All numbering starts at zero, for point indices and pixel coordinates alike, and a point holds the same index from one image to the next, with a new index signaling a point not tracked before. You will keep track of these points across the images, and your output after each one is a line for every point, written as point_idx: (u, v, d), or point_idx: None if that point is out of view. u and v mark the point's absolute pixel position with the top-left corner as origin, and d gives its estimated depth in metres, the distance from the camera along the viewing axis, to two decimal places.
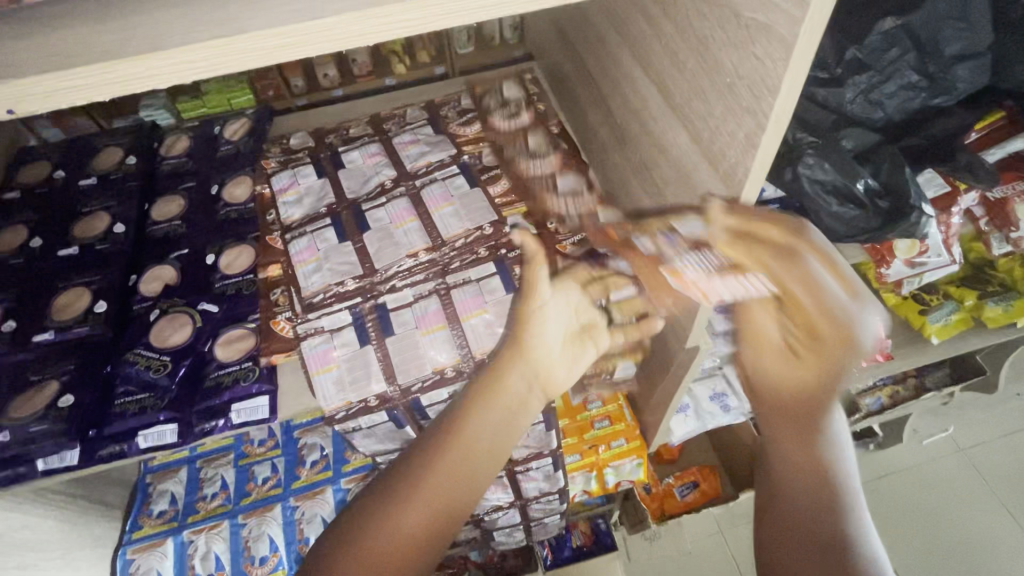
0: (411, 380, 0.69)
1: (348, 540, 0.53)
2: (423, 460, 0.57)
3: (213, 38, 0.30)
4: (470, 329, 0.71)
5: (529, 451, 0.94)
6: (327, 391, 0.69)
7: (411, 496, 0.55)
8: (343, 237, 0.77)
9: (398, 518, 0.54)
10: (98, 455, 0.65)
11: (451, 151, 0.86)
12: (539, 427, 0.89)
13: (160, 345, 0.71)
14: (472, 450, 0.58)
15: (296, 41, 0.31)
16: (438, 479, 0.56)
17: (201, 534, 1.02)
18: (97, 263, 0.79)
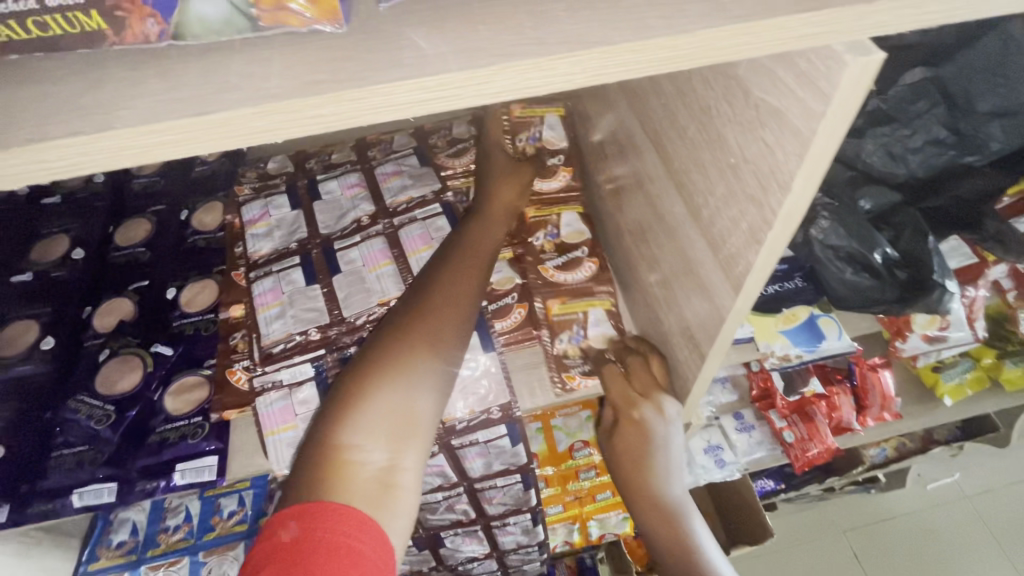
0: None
1: (361, 387, 0.53)
2: (413, 305, 0.59)
3: (73, 134, 0.24)
4: None
5: (507, 508, 0.87)
6: (281, 454, 0.63)
7: (384, 402, 0.53)
8: (310, 280, 0.71)
9: (405, 354, 0.55)
10: (27, 515, 0.60)
11: (435, 186, 0.80)
12: (517, 488, 0.81)
13: (106, 391, 0.66)
14: (458, 290, 0.62)
15: (182, 138, 0.25)
16: (433, 313, 0.59)
17: (159, 571, 0.98)
18: (48, 292, 0.74)
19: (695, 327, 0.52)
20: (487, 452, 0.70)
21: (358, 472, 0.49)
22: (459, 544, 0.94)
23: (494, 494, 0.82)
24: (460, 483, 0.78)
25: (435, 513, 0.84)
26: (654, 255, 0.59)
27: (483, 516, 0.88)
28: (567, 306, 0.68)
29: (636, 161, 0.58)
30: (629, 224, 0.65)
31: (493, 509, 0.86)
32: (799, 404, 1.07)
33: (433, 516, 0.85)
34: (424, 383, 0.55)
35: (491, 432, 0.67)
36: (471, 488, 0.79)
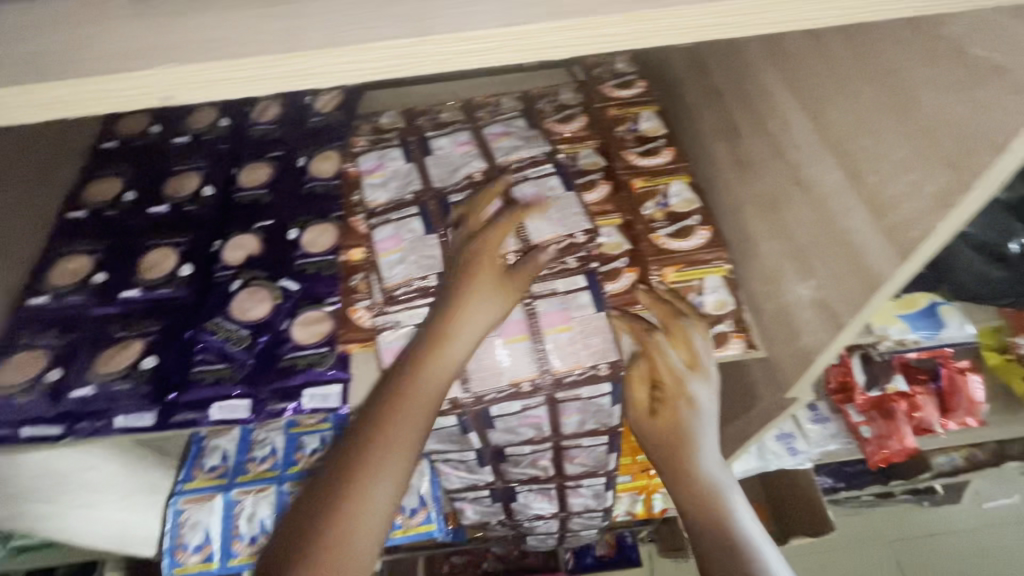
0: (486, 390, 0.67)
1: (377, 414, 0.60)
2: (430, 334, 0.64)
3: (405, 37, 0.32)
4: (552, 344, 0.68)
5: (584, 470, 0.89)
6: None
7: (371, 454, 0.58)
8: (429, 229, 0.73)
9: (417, 388, 0.61)
10: (173, 421, 0.65)
11: (545, 149, 0.81)
12: (601, 450, 0.83)
13: (241, 317, 0.71)
14: (471, 321, 0.65)
15: (484, 45, 0.33)
16: (447, 347, 0.63)
17: (249, 495, 1.04)
18: (183, 224, 0.79)
19: (832, 295, 0.53)
20: (585, 410, 0.71)
21: (343, 507, 0.57)
22: (530, 501, 0.98)
23: (577, 453, 0.84)
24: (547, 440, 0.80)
25: (516, 467, 0.87)
26: (787, 225, 0.59)
27: (560, 475, 0.90)
28: (683, 273, 0.69)
29: (777, 130, 0.58)
30: (750, 194, 0.65)
31: (571, 468, 0.89)
32: (879, 400, 1.05)
33: (516, 471, 0.88)
34: (410, 426, 0.60)
35: (594, 389, 0.68)
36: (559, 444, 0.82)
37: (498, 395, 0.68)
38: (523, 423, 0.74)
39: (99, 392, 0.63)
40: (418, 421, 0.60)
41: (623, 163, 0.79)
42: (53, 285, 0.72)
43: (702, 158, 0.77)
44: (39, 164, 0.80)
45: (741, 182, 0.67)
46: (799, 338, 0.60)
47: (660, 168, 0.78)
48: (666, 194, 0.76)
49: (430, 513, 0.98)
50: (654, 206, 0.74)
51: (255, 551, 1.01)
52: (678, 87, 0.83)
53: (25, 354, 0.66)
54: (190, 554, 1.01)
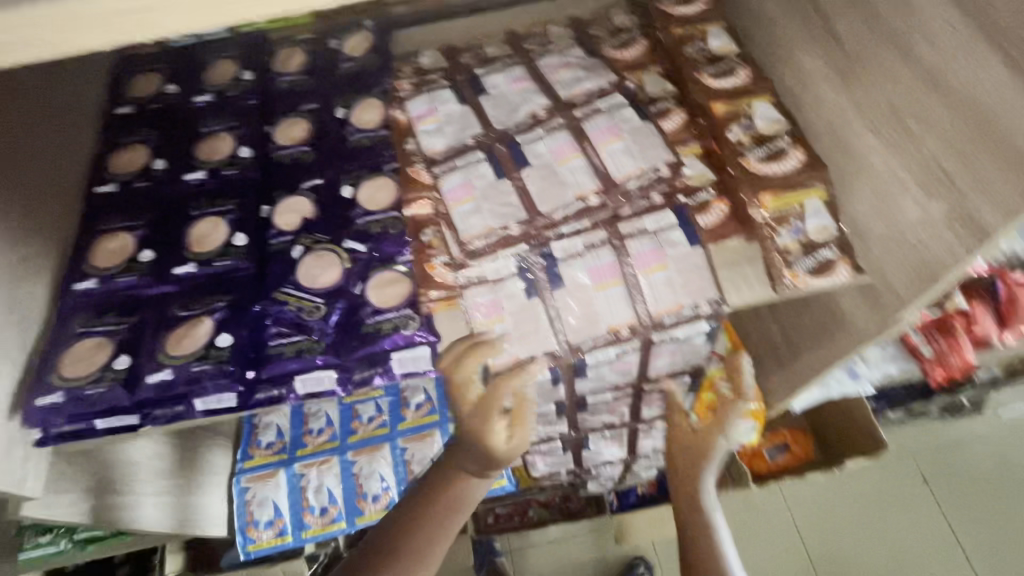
0: (583, 340, 0.64)
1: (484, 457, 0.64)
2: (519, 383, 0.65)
3: None
4: (649, 286, 0.64)
5: (657, 413, 0.89)
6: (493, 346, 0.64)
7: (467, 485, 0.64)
8: (500, 174, 0.69)
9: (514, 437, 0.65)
10: (256, 399, 0.61)
11: (612, 77, 0.75)
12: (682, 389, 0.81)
13: (312, 284, 0.66)
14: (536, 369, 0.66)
15: None
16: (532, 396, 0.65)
17: (312, 468, 1.02)
18: (227, 191, 0.73)
19: (975, 207, 0.50)
20: (677, 349, 0.70)
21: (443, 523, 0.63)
22: (601, 448, 0.97)
23: (657, 397, 0.84)
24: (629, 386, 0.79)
25: (594, 416, 0.86)
26: (918, 134, 0.54)
27: (635, 420, 0.90)
28: (780, 201, 0.64)
29: (911, 32, 0.55)
30: (861, 108, 0.61)
31: (647, 411, 0.88)
32: (938, 319, 1.05)
33: (593, 421, 0.87)
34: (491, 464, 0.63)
35: (691, 328, 0.66)
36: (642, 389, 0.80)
37: (595, 343, 0.64)
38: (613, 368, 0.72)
39: (178, 374, 0.59)
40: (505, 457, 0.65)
41: (700, 85, 0.73)
42: (98, 267, 0.66)
43: (786, 73, 0.71)
44: (55, 135, 0.71)
45: (846, 94, 0.62)
46: (916, 258, 0.57)
47: (739, 89, 0.72)
48: (750, 116, 0.70)
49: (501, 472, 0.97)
50: (740, 128, 0.69)
51: (327, 522, 1.00)
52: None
53: (86, 343, 0.61)
54: (262, 531, 1.00)
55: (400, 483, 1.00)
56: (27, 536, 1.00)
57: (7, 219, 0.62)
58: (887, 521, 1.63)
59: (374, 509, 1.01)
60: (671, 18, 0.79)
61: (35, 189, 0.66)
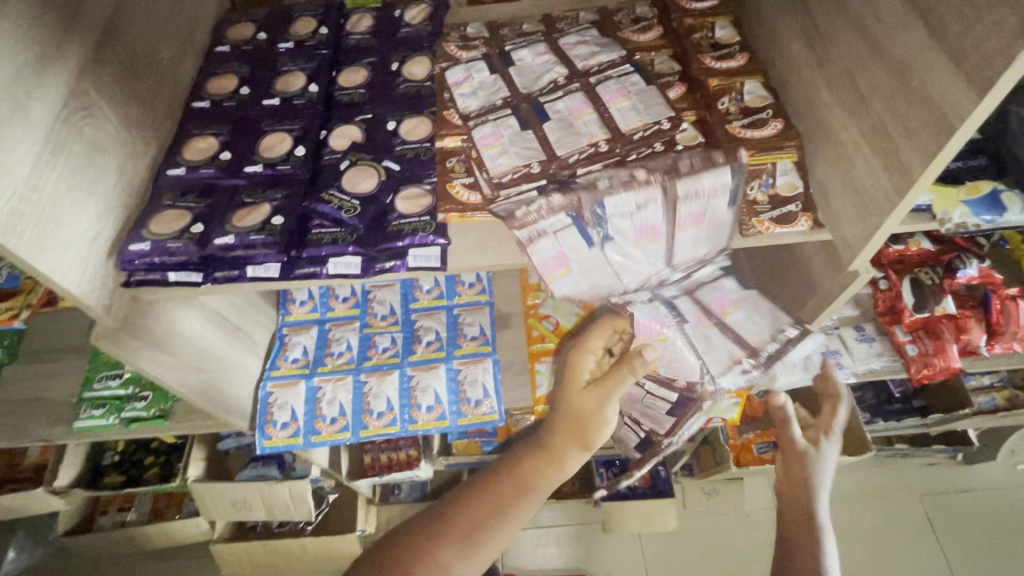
0: (599, 185, 0.70)
1: (549, 448, 0.67)
2: (563, 415, 0.68)
3: None
4: (644, 162, 0.74)
5: (727, 347, 0.84)
6: (511, 207, 0.72)
7: (536, 458, 0.67)
8: (524, 125, 0.81)
9: (590, 421, 0.67)
10: (297, 272, 0.74)
11: (622, 52, 0.87)
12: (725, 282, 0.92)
13: (352, 190, 0.79)
14: (584, 410, 0.68)
15: None
16: (591, 397, 0.68)
17: (329, 383, 1.14)
18: (293, 116, 0.88)
19: (903, 155, 0.59)
20: (703, 215, 0.72)
21: (512, 489, 0.66)
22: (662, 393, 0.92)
23: (718, 299, 0.89)
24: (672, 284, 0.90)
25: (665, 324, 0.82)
26: (865, 97, 0.64)
27: (708, 349, 0.84)
28: (758, 158, 0.74)
29: (866, 12, 0.63)
30: (827, 82, 0.71)
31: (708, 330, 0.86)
32: (927, 321, 1.09)
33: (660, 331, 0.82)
34: (566, 463, 0.67)
35: (716, 178, 0.70)
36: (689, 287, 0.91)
37: (615, 185, 0.69)
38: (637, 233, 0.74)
39: (238, 240, 0.73)
40: (579, 445, 0.67)
41: (701, 64, 0.84)
42: (187, 159, 0.82)
43: (777, 59, 0.81)
44: (170, 58, 0.89)
45: (819, 72, 0.72)
46: (864, 207, 0.66)
47: (734, 70, 0.83)
48: (740, 91, 0.81)
49: (494, 404, 1.10)
50: (729, 99, 0.80)
51: (335, 430, 1.11)
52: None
53: (170, 212, 0.76)
54: (278, 430, 1.11)
55: (404, 405, 1.12)
56: (84, 407, 1.16)
57: (127, 111, 0.78)
58: (885, 555, 1.57)
59: (377, 426, 1.12)
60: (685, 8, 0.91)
61: (150, 94, 0.83)
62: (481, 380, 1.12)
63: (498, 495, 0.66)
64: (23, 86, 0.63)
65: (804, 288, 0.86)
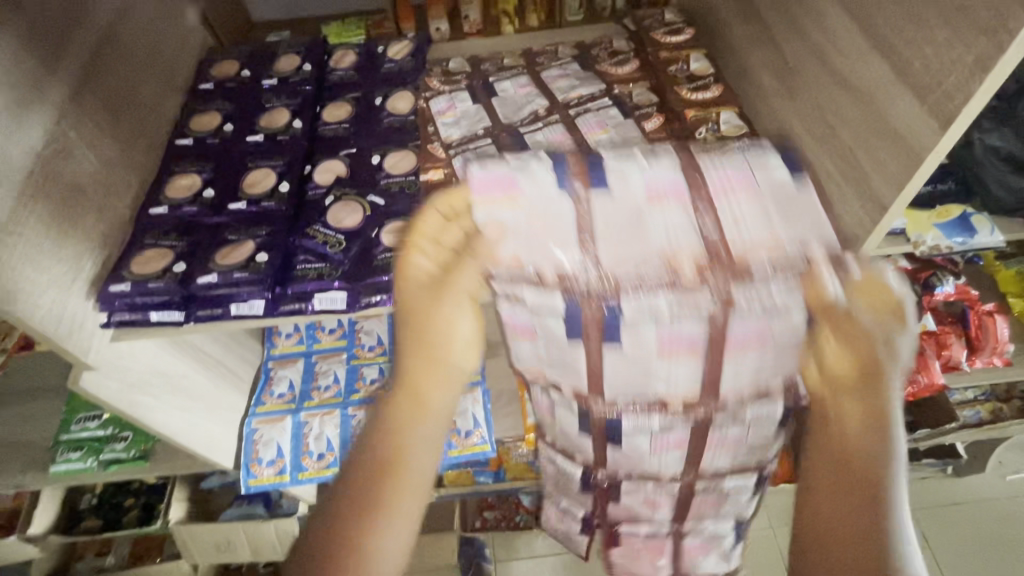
0: None
1: (405, 378, 0.50)
2: (412, 332, 0.51)
3: None
4: None
5: (744, 430, 0.63)
6: None
7: (402, 412, 0.49)
8: (575, 333, 0.49)
9: (446, 330, 0.51)
10: (282, 309, 0.74)
11: (601, 85, 0.89)
12: (794, 310, 0.46)
13: (336, 225, 0.79)
14: (429, 318, 0.50)
15: None
16: (432, 321, 0.50)
17: (316, 417, 1.12)
18: (277, 152, 0.88)
19: (875, 184, 0.61)
20: None
21: (380, 465, 0.47)
22: (755, 423, 0.62)
23: (753, 330, 0.48)
24: (705, 254, 0.44)
25: (536, 327, 0.51)
26: (834, 128, 0.66)
27: (636, 366, 0.52)
28: None
29: (829, 46, 0.65)
30: (797, 112, 0.73)
31: (687, 363, 0.51)
32: None
33: (538, 335, 0.52)
34: (451, 301, 0.50)
35: None
36: (713, 264, 0.44)
37: None
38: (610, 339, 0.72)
39: (221, 279, 0.73)
40: (439, 371, 0.51)
41: (679, 96, 0.86)
42: (170, 198, 0.82)
43: (750, 90, 0.84)
44: (151, 97, 0.89)
45: (790, 102, 0.74)
46: (839, 232, 0.68)
47: (709, 101, 0.85)
48: (716, 121, 0.83)
49: (485, 434, 1.09)
50: (707, 129, 0.82)
51: (323, 467, 1.09)
52: (725, 30, 0.90)
53: (152, 251, 0.76)
54: (264, 468, 1.09)
55: None
56: (60, 451, 1.12)
57: (107, 151, 0.78)
58: None
59: None
60: (661, 42, 0.94)
61: (132, 132, 0.83)
62: (471, 410, 1.11)
63: (379, 487, 0.46)
64: (2, 131, 0.63)
65: None
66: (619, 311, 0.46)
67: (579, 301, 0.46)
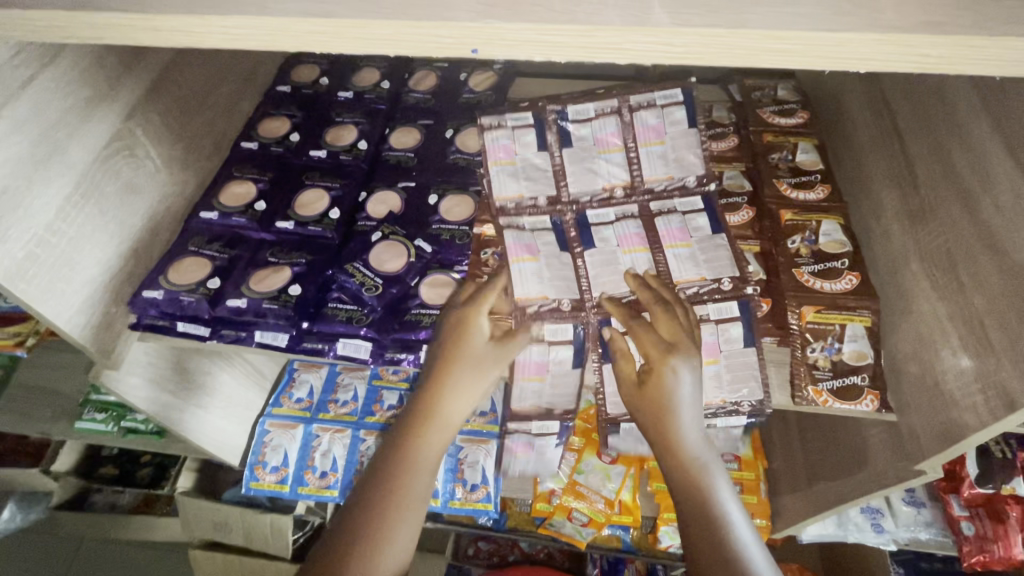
0: (582, 193, 0.73)
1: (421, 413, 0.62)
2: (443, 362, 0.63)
3: None
4: (646, 155, 0.72)
5: (683, 221, 0.71)
6: (503, 182, 0.73)
7: (416, 434, 0.61)
8: (543, 145, 0.73)
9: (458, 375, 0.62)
10: (303, 346, 0.70)
11: (698, 172, 0.72)
12: (676, 114, 0.72)
13: (378, 267, 0.75)
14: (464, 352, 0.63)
15: None
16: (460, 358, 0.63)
17: (327, 433, 1.09)
18: (337, 172, 0.85)
19: (1007, 375, 0.50)
20: (686, 230, 0.70)
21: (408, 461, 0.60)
22: (689, 222, 0.71)
23: (652, 127, 0.72)
24: (615, 97, 0.73)
25: (517, 147, 0.73)
26: (965, 290, 0.55)
27: (582, 162, 0.73)
28: (822, 316, 0.66)
29: (980, 192, 0.55)
30: (919, 249, 0.62)
31: (617, 157, 0.72)
32: (988, 498, 0.96)
33: (517, 154, 0.74)
34: (499, 356, 0.63)
35: (688, 168, 0.72)
36: (629, 108, 0.72)
37: (592, 200, 0.73)
38: (622, 212, 0.72)
39: (250, 305, 0.71)
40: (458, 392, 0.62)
41: (783, 185, 0.77)
42: (222, 204, 0.80)
43: (865, 200, 0.72)
44: (228, 95, 0.87)
45: (911, 234, 0.63)
46: (944, 414, 0.57)
47: (812, 205, 0.74)
48: (814, 230, 0.72)
49: (490, 493, 1.03)
50: (801, 241, 0.72)
51: (323, 485, 1.06)
52: (846, 122, 0.78)
53: (192, 260, 0.74)
54: (267, 473, 1.07)
55: None
56: (87, 409, 1.16)
57: (170, 151, 0.77)
58: None
59: None
60: (779, 105, 0.85)
61: (199, 132, 0.82)
62: (481, 464, 1.04)
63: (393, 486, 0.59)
64: (65, 127, 0.62)
65: (855, 456, 0.75)
66: (568, 112, 0.73)
67: (543, 113, 0.73)
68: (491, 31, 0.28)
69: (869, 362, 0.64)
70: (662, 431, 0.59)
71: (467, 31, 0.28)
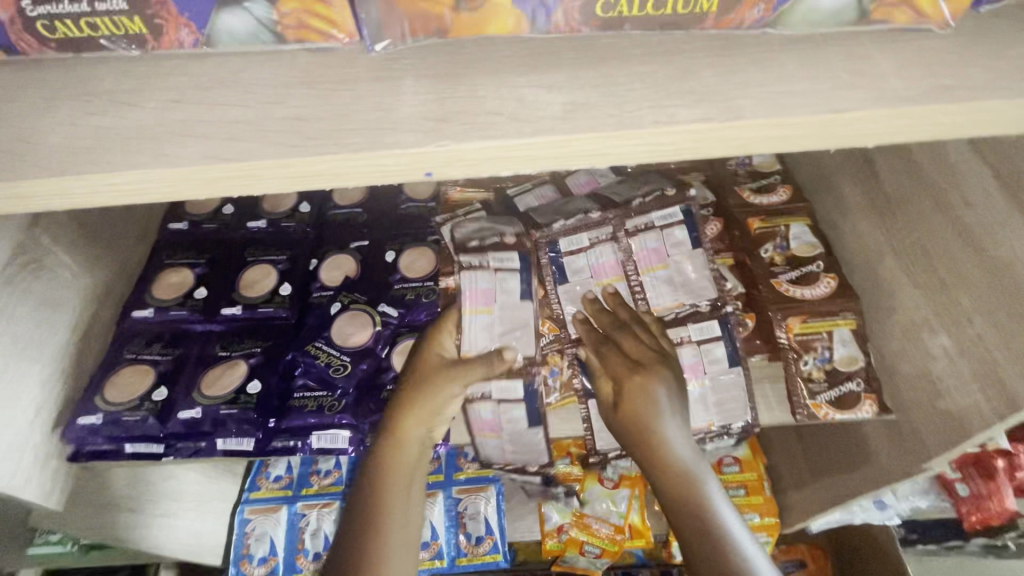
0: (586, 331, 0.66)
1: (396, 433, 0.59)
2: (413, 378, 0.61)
3: (723, 66, 0.31)
4: (650, 284, 0.67)
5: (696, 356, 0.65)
6: (475, 337, 0.62)
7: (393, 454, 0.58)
8: (525, 291, 0.64)
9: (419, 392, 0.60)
10: (273, 447, 0.65)
11: (711, 296, 0.66)
12: (678, 234, 0.68)
13: (343, 343, 0.70)
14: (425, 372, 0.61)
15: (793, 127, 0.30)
16: (421, 377, 0.60)
17: (314, 510, 1.00)
18: (282, 242, 0.78)
19: (1008, 375, 0.49)
20: (700, 366, 0.65)
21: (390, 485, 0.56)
22: (706, 353, 0.65)
23: (652, 250, 0.67)
24: (611, 220, 0.68)
25: (499, 295, 0.63)
26: (948, 288, 0.55)
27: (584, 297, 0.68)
28: (809, 326, 0.65)
29: (947, 188, 0.55)
30: (892, 247, 0.62)
31: (619, 287, 0.67)
32: (977, 457, 0.99)
33: (496, 301, 0.63)
34: (445, 390, 0.59)
35: (699, 294, 0.67)
36: (627, 232, 0.68)
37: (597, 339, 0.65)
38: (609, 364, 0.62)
39: (206, 414, 0.64)
40: (423, 411, 0.59)
41: (750, 193, 0.75)
42: (157, 298, 0.72)
43: (829, 199, 0.71)
44: None
45: (882, 232, 0.63)
46: (943, 410, 0.56)
47: (778, 210, 0.73)
48: (783, 236, 0.71)
49: (496, 542, 0.99)
50: (773, 249, 0.70)
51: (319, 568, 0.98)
52: None
53: (132, 369, 0.67)
54: (255, 567, 0.98)
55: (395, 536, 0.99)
56: (40, 532, 1.04)
57: (89, 253, 0.68)
58: None
59: None
60: None
61: (117, 225, 0.73)
62: (483, 514, 1.00)
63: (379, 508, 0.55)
64: None
65: (859, 451, 0.75)
66: (560, 243, 0.68)
67: (530, 253, 0.66)
68: (450, 153, 0.29)
69: (860, 366, 0.63)
70: (645, 444, 0.56)
71: (417, 157, 0.29)
